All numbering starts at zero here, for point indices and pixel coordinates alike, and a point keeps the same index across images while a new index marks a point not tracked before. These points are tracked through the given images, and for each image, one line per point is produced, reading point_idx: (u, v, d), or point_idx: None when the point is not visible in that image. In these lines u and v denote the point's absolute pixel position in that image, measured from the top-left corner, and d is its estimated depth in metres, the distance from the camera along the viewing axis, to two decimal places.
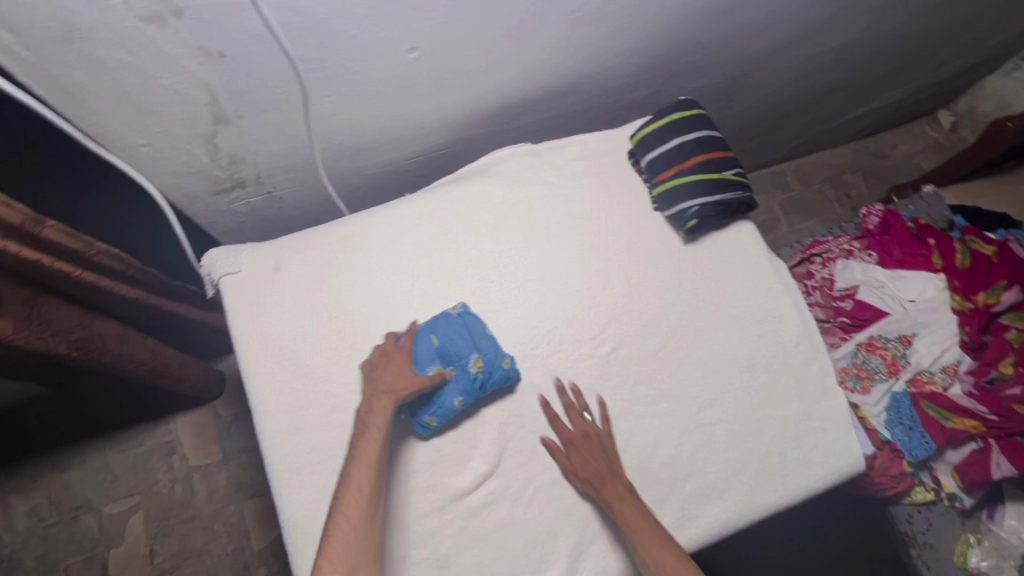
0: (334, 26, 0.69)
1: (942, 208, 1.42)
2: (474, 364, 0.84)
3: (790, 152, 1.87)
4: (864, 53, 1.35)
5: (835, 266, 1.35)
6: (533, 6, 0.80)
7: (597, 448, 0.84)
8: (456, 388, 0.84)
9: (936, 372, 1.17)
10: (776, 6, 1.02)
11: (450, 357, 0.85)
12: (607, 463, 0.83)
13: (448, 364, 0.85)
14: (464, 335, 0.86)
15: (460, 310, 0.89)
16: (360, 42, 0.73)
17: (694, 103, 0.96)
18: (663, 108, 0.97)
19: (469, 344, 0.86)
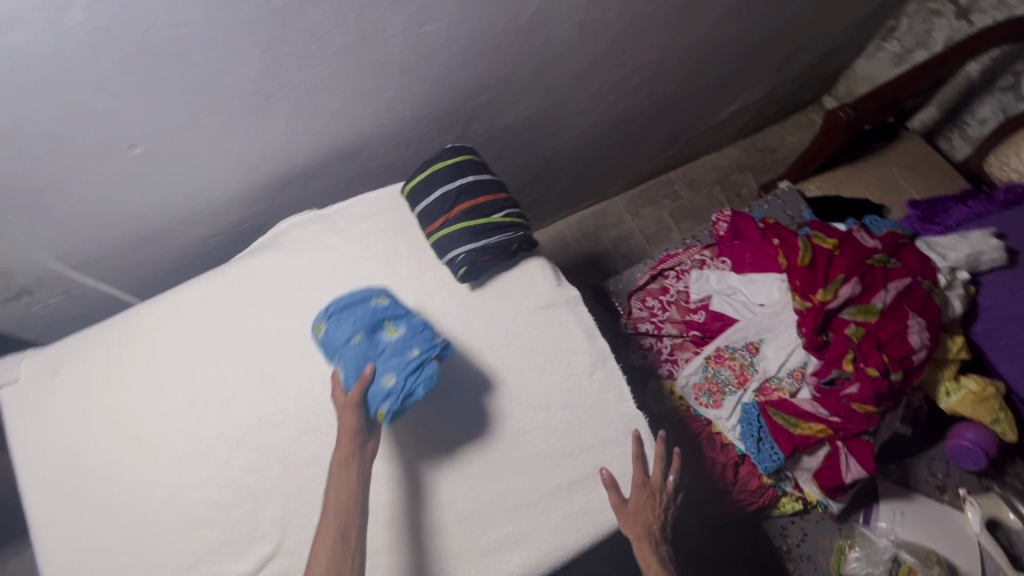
0: (23, 140, 0.72)
1: (797, 204, 1.41)
2: (379, 301, 0.86)
3: (670, 160, 1.87)
4: (684, 64, 1.36)
5: (689, 277, 1.33)
6: (250, 87, 0.82)
7: (661, 508, 0.83)
8: (409, 319, 0.85)
9: (784, 377, 1.15)
10: (543, 40, 1.03)
11: (366, 328, 0.83)
12: (660, 525, 0.82)
13: (369, 329, 0.83)
14: (348, 317, 0.85)
15: (323, 325, 0.86)
16: (64, 148, 0.76)
17: (462, 151, 0.97)
18: (436, 156, 0.97)
19: (360, 310, 0.85)
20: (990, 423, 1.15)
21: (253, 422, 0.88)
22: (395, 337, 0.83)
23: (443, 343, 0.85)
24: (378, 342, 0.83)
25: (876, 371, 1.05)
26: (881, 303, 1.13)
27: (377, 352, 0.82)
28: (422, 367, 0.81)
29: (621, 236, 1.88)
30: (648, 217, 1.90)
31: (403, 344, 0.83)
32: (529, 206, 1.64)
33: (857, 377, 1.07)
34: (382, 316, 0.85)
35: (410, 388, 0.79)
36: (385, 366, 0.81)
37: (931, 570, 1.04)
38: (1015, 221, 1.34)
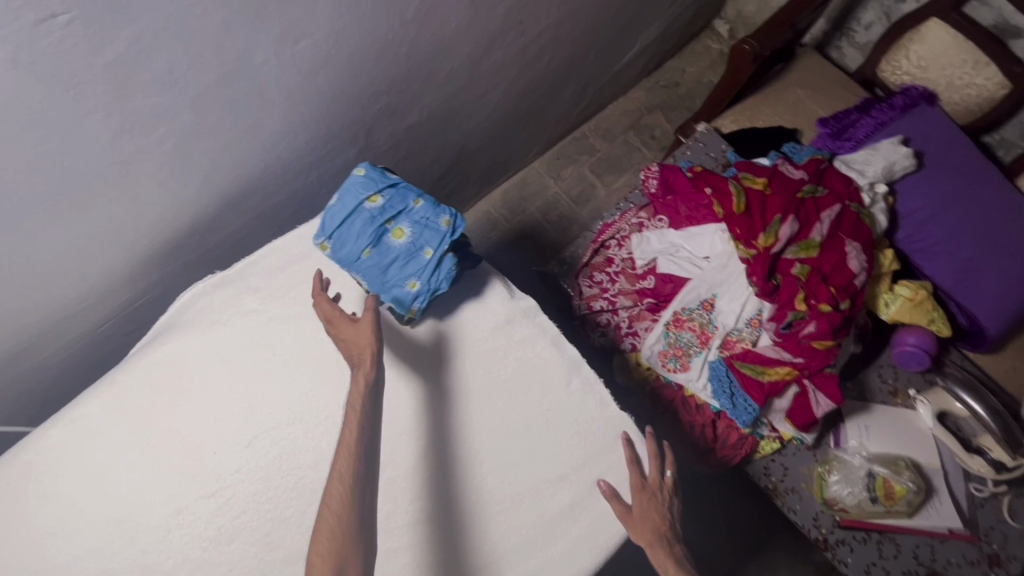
0: None
1: (717, 142, 1.41)
2: (372, 200, 0.76)
3: (580, 115, 1.80)
4: (582, 21, 1.28)
5: (632, 242, 1.30)
6: (101, 159, 0.67)
7: (666, 509, 0.80)
8: (410, 213, 0.77)
9: (743, 328, 1.15)
10: (435, 29, 0.91)
11: (373, 240, 0.76)
12: (670, 526, 0.79)
13: (374, 239, 0.76)
14: (350, 229, 0.76)
15: (324, 241, 0.77)
16: None
17: None
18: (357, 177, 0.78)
19: (356, 219, 0.76)
20: (927, 324, 1.23)
21: (209, 535, 0.77)
22: (403, 240, 0.76)
23: (452, 226, 0.78)
24: (388, 249, 0.76)
25: (828, 306, 1.08)
26: (820, 236, 1.16)
27: (391, 261, 0.76)
28: (440, 264, 0.77)
29: (547, 202, 1.81)
30: (569, 178, 1.84)
31: (414, 246, 0.76)
32: (450, 195, 1.55)
33: (812, 316, 1.09)
34: (382, 220, 0.76)
35: (436, 286, 0.77)
36: (404, 273, 0.76)
37: (901, 475, 1.14)
38: (915, 124, 1.40)
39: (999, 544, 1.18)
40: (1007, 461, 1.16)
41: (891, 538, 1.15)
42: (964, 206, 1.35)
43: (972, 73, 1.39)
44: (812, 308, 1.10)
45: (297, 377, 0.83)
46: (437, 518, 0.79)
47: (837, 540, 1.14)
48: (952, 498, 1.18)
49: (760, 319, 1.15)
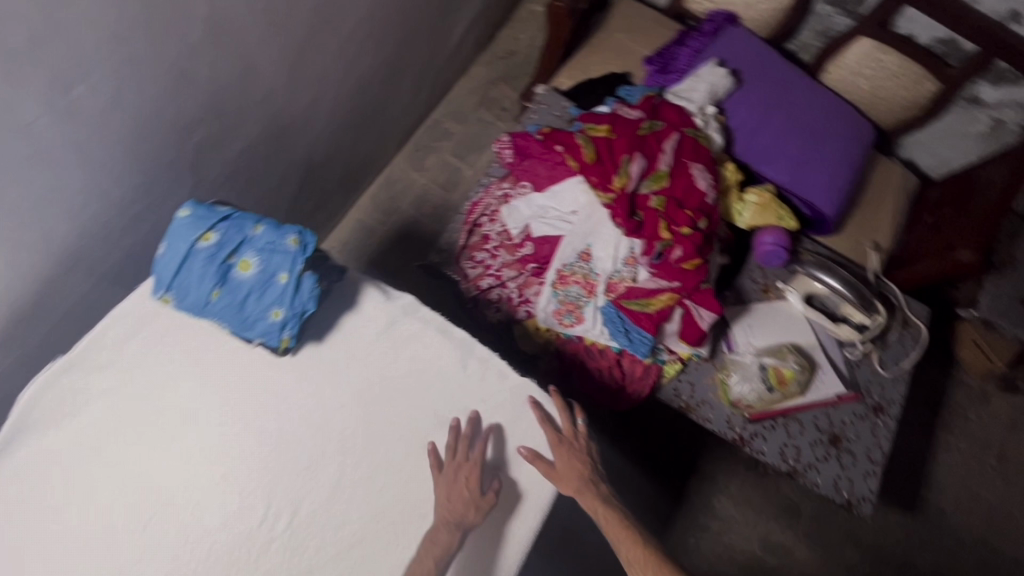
0: None
1: (558, 100, 1.46)
2: (205, 239, 0.71)
3: (426, 103, 1.79)
4: (395, 7, 1.26)
5: (502, 215, 1.32)
6: None
7: (584, 453, 0.84)
8: (252, 242, 0.73)
9: (622, 269, 1.19)
10: (230, 47, 0.86)
11: (218, 280, 0.72)
12: (591, 469, 0.84)
13: (220, 280, 0.72)
14: (190, 275, 0.71)
15: (168, 295, 0.73)
16: None
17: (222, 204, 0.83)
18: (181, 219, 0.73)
19: (194, 263, 0.72)
20: (777, 223, 1.37)
21: None
22: (252, 271, 0.73)
23: (301, 244, 0.75)
24: (237, 285, 0.73)
25: (689, 229, 1.17)
26: (666, 166, 1.23)
27: (244, 296, 0.73)
28: (299, 285, 0.74)
29: (418, 195, 1.79)
30: (433, 167, 1.83)
31: (265, 274, 0.73)
32: (314, 212, 1.49)
33: (677, 241, 1.17)
34: (221, 256, 0.72)
35: (301, 309, 0.74)
36: (263, 303, 0.73)
37: (787, 360, 1.25)
38: (725, 45, 1.52)
39: (876, 393, 1.35)
40: (867, 322, 1.31)
41: (794, 417, 1.29)
42: (783, 110, 1.48)
43: None
44: (675, 233, 1.17)
45: (180, 441, 0.78)
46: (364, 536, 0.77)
47: (751, 433, 1.26)
48: (832, 366, 1.31)
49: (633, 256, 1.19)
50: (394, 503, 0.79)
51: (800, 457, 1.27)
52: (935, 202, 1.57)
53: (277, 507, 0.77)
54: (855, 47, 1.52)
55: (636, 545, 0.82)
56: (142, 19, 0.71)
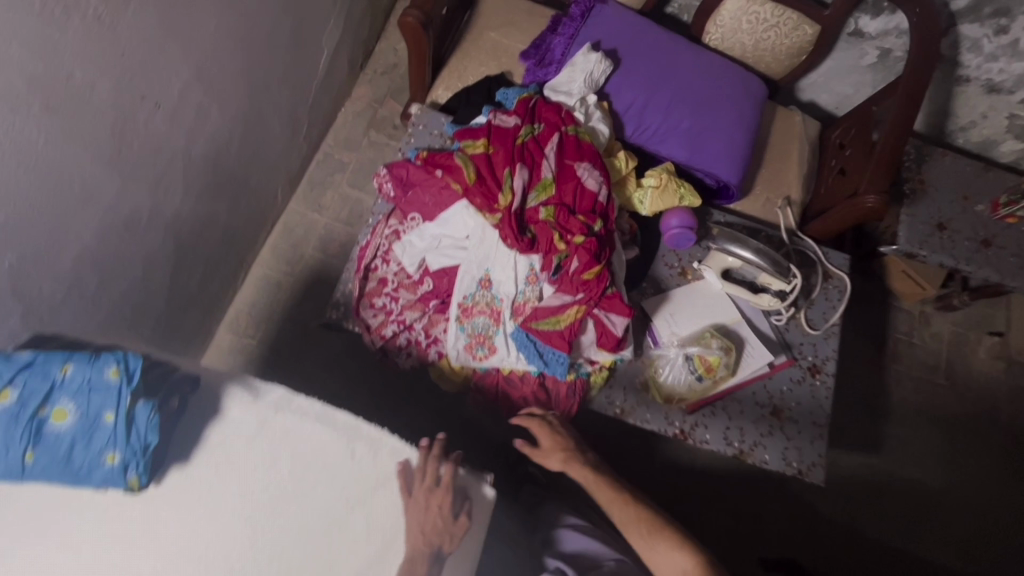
0: None
1: (436, 117, 1.37)
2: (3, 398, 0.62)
3: (310, 139, 1.68)
4: (234, 60, 1.16)
5: (396, 253, 1.25)
6: None
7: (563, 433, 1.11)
8: (64, 386, 0.65)
9: (525, 289, 1.14)
10: (18, 160, 0.77)
11: (32, 440, 0.63)
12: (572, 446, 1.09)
13: (35, 438, 0.63)
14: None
15: None
16: None
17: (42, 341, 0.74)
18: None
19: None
20: (680, 203, 1.33)
21: None
22: (71, 420, 0.65)
23: (125, 372, 0.67)
24: (58, 439, 0.64)
25: (582, 236, 1.11)
26: (551, 172, 1.17)
27: (69, 448, 0.65)
28: (131, 420, 0.67)
29: (321, 238, 1.70)
30: (332, 203, 1.74)
31: (88, 418, 0.65)
32: (205, 283, 1.40)
33: (574, 251, 1.11)
34: (28, 413, 0.63)
35: (142, 443, 0.67)
36: (94, 450, 0.65)
37: (711, 346, 1.20)
38: (598, 26, 1.45)
39: (810, 353, 1.33)
40: (785, 288, 1.28)
41: (732, 397, 1.26)
42: (667, 82, 1.43)
43: None
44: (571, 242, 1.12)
45: None
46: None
47: (691, 424, 1.23)
48: (760, 338, 1.28)
49: (533, 272, 1.14)
50: None
51: (745, 437, 1.25)
52: (837, 144, 1.55)
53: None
54: (728, 3, 1.47)
55: (624, 506, 1.00)
56: None
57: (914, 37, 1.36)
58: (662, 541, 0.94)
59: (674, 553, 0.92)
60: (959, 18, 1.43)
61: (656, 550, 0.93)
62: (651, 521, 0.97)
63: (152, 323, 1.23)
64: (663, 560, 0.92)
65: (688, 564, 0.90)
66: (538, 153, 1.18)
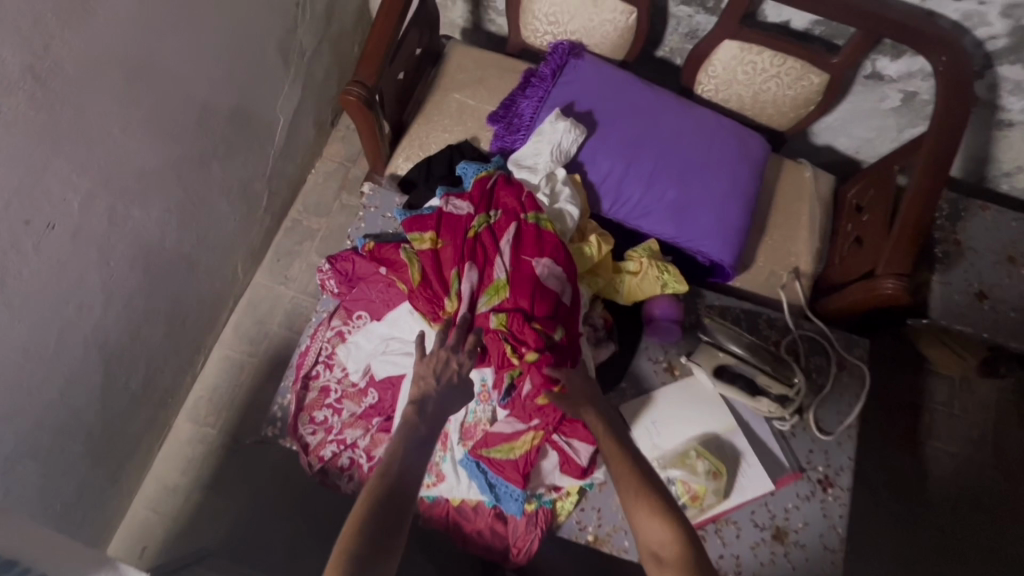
0: None
1: (391, 195, 1.25)
2: None
3: (273, 208, 1.58)
4: (154, 156, 1.06)
5: (339, 358, 1.12)
6: None
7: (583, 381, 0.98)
8: None
9: (475, 409, 1.01)
10: None
11: None
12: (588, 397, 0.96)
13: None
14: None
15: None
16: None
17: None
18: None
19: None
20: (662, 291, 1.16)
21: None
22: None
23: None
24: None
25: (536, 352, 0.96)
26: (504, 273, 1.02)
27: None
28: None
29: (287, 312, 1.59)
30: (300, 274, 1.63)
31: None
32: (152, 379, 1.31)
33: (527, 371, 0.96)
34: None
35: None
36: None
37: (697, 471, 1.04)
38: (571, 87, 1.30)
39: (820, 462, 1.13)
40: (787, 392, 1.11)
41: (726, 520, 1.09)
42: (650, 147, 1.26)
43: (597, 11, 1.30)
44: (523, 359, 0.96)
45: None
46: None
47: None
48: (757, 450, 1.11)
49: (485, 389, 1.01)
50: None
51: (742, 570, 1.07)
52: (856, 208, 1.34)
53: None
54: (721, 52, 1.29)
55: (618, 456, 0.88)
56: None
57: (940, 88, 1.15)
58: (645, 509, 0.82)
59: (654, 521, 0.81)
60: (996, 59, 1.22)
61: (636, 512, 0.82)
62: (638, 482, 0.84)
63: (83, 438, 1.14)
64: (643, 526, 0.81)
65: (665, 539, 0.80)
66: (491, 252, 1.04)
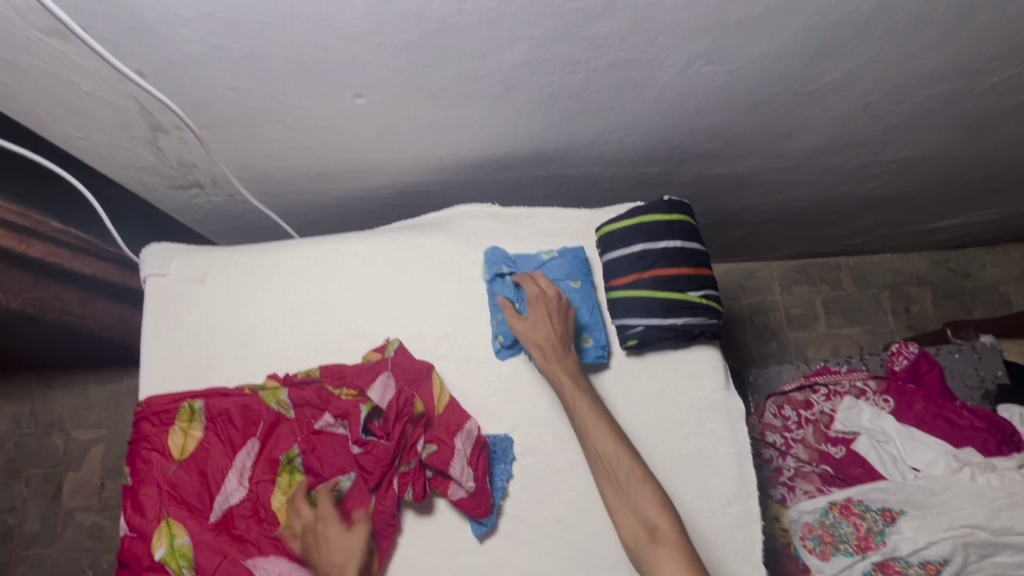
0: (238, 51, 0.63)
1: (994, 367, 1.22)
2: None
3: (851, 247, 1.65)
4: (935, 172, 1.16)
5: (840, 402, 1.19)
6: (507, 60, 0.68)
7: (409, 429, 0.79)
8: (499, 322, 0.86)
9: (914, 563, 0.96)
10: (812, 111, 0.87)
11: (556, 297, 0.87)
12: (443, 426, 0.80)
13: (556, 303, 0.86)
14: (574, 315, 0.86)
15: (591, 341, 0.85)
16: (273, 62, 0.65)
17: (679, 205, 0.84)
18: (636, 205, 0.88)
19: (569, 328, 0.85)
20: None
21: None
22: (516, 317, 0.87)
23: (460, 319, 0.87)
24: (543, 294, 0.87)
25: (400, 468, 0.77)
26: (296, 450, 0.79)
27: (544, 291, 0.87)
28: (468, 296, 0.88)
29: (761, 305, 1.71)
30: (799, 297, 1.72)
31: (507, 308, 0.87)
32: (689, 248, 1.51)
33: (377, 455, 0.77)
34: None
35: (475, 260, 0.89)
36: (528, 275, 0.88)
37: None
38: None
39: None
40: None
41: None
42: None
43: None
44: (376, 484, 0.77)
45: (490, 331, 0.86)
46: (551, 496, 0.80)
47: None
48: None
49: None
50: (587, 547, 0.78)
51: None
52: None
53: (496, 418, 0.84)
54: None
55: (607, 430, 0.76)
56: (810, 45, 0.72)
57: None
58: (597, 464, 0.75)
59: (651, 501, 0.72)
60: None
61: (630, 490, 0.73)
62: (622, 469, 0.74)
63: None
64: (640, 496, 0.72)
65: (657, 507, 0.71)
66: (195, 470, 0.77)
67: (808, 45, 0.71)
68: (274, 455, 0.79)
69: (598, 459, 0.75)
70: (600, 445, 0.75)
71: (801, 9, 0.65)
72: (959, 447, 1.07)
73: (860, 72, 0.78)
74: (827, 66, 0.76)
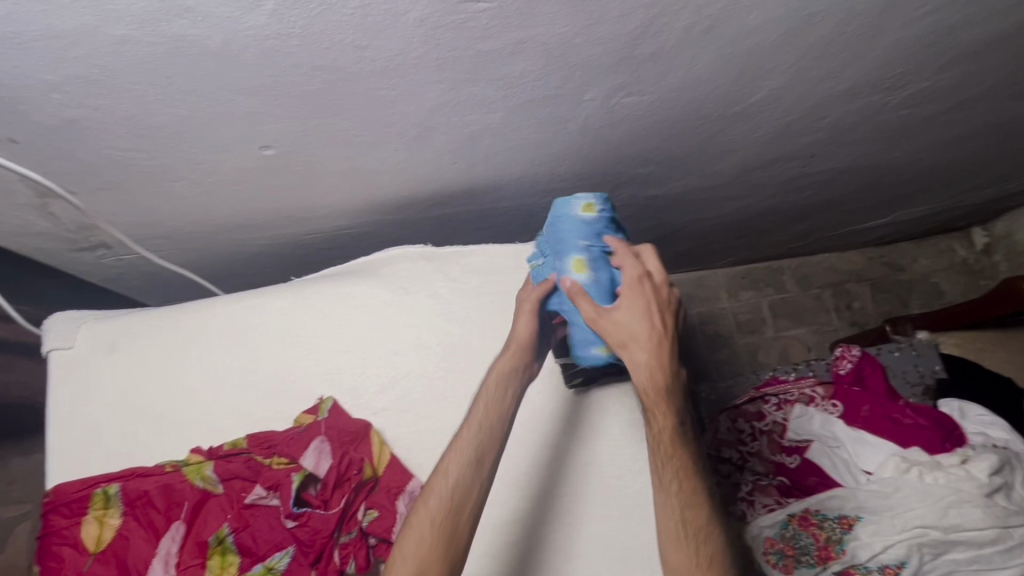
0: (122, 113, 0.58)
1: (932, 361, 1.25)
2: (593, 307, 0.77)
3: (792, 251, 1.69)
4: (862, 179, 1.19)
5: (791, 410, 1.21)
6: (421, 103, 0.65)
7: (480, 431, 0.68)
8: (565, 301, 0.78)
9: (873, 569, 0.98)
10: (738, 132, 0.87)
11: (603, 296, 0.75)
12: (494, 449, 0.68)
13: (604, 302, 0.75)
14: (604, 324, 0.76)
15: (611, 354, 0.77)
16: (165, 120, 0.60)
17: None
18: None
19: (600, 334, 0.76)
20: None
21: None
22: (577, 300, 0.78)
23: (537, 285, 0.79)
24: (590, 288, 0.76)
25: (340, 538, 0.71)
26: (226, 529, 0.71)
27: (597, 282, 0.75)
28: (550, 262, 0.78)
29: (711, 313, 1.72)
30: (746, 302, 1.74)
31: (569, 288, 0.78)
32: None
33: (311, 526, 0.71)
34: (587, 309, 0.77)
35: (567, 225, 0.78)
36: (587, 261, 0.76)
37: None
38: None
39: None
40: None
41: None
42: None
43: None
44: (319, 557, 0.69)
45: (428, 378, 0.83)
46: (506, 547, 0.79)
47: None
48: None
49: None
50: None
51: None
52: None
53: None
54: None
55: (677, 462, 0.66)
56: (727, 73, 0.71)
57: None
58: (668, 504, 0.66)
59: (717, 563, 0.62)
60: None
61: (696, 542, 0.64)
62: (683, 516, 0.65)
63: None
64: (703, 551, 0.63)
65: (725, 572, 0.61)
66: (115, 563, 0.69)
67: (725, 72, 0.71)
68: (202, 535, 0.71)
69: (676, 525, 0.65)
70: (685, 508, 0.65)
71: (714, 41, 0.64)
72: (906, 448, 1.07)
73: (778, 94, 0.78)
74: (745, 91, 0.76)
